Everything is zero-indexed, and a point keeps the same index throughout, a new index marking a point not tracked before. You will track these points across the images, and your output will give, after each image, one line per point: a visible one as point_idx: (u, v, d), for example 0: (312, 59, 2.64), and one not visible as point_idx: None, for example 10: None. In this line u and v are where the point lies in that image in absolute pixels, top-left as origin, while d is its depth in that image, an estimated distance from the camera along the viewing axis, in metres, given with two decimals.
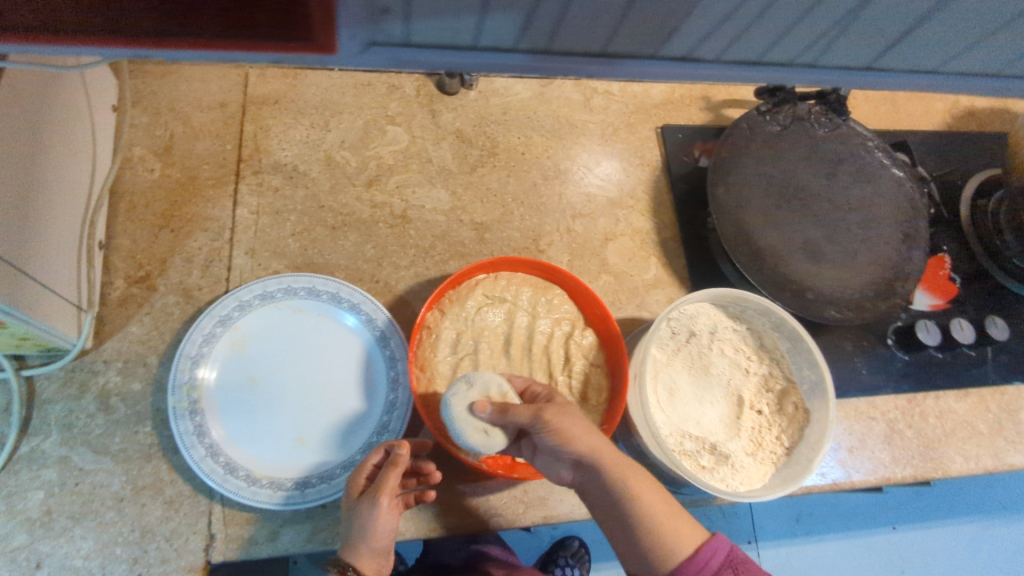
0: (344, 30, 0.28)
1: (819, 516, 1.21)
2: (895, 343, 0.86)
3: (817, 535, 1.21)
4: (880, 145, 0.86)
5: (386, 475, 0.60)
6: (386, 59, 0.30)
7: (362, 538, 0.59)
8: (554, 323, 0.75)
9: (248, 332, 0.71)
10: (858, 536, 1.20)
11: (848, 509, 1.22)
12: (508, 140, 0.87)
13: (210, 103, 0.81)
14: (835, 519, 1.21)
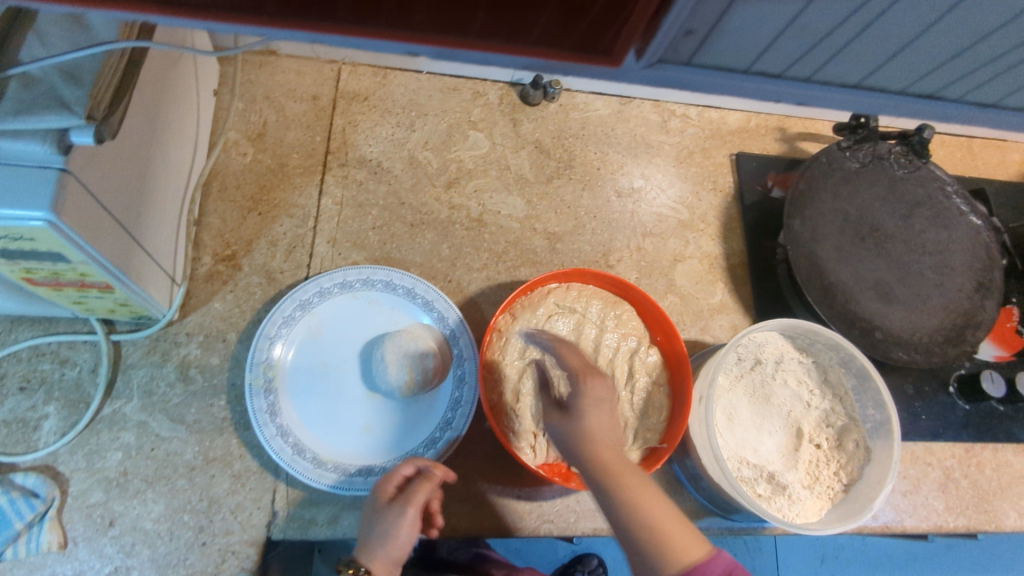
0: (638, 49, 0.32)
1: None
2: (956, 391, 0.85)
3: None
4: (958, 192, 0.85)
5: (420, 488, 0.60)
6: (663, 79, 0.34)
7: (379, 546, 0.58)
8: (621, 338, 0.75)
9: (324, 318, 0.73)
10: None
11: None
12: (584, 155, 0.89)
13: (303, 95, 0.84)
14: None
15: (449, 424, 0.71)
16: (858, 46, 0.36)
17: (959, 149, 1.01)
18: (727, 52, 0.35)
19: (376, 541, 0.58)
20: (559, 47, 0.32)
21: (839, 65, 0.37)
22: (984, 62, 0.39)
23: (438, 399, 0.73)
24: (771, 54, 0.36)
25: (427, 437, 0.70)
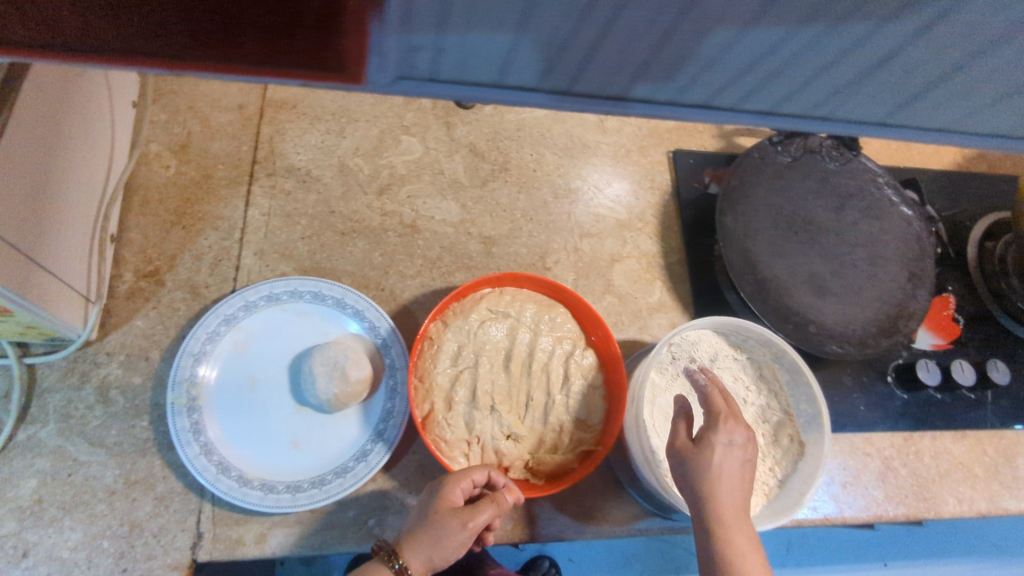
0: (375, 62, 0.24)
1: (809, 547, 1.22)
2: (894, 381, 0.87)
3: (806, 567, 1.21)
4: (888, 182, 0.87)
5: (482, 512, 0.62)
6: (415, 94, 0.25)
7: (421, 550, 0.60)
8: (555, 341, 0.75)
9: (252, 332, 0.72)
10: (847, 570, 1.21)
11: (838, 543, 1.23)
12: (520, 157, 0.88)
13: (228, 105, 0.82)
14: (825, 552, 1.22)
15: (381, 435, 0.70)
16: (602, 56, 0.24)
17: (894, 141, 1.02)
18: (475, 62, 0.24)
19: (421, 544, 0.60)
20: (292, 65, 0.24)
21: (634, 73, 0.25)
22: (989, 76, 0.25)
23: (371, 410, 0.72)
24: (527, 62, 0.24)
25: (359, 449, 0.69)
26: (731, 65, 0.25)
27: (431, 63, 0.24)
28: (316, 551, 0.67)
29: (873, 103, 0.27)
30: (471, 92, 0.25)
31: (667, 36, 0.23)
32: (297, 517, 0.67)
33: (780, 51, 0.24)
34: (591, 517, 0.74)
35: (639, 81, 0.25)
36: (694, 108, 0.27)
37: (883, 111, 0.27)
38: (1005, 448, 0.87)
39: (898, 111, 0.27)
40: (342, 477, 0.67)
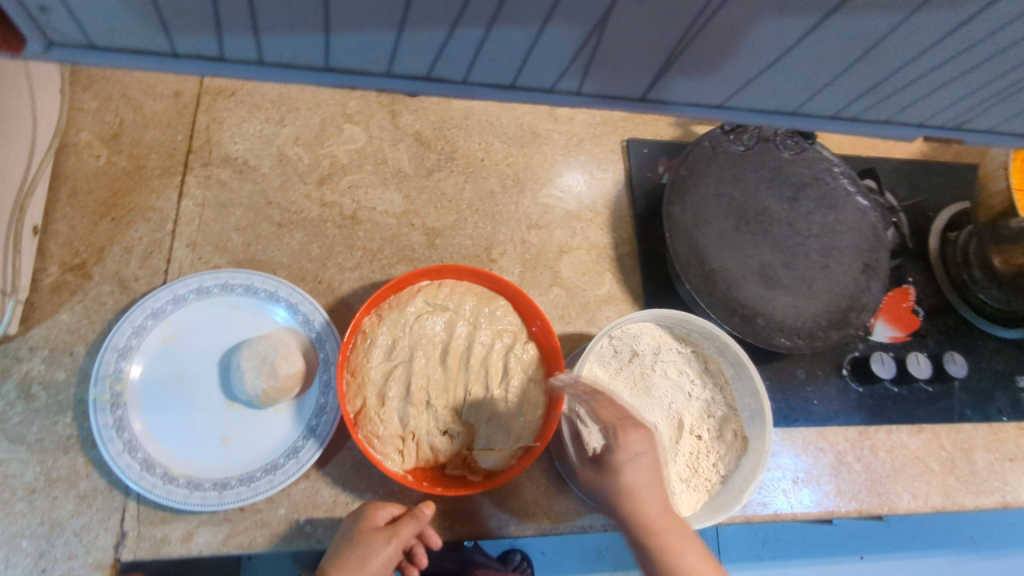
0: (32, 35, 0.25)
1: (785, 540, 1.21)
2: (849, 373, 0.85)
3: (782, 560, 1.20)
4: (844, 171, 0.84)
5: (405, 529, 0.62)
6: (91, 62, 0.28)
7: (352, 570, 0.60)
8: (494, 335, 0.73)
9: (182, 326, 0.70)
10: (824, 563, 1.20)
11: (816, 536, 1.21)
12: (467, 146, 0.86)
13: (163, 92, 0.79)
14: (800, 545, 1.20)
15: (313, 431, 0.68)
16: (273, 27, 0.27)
17: None
18: (133, 33, 0.26)
19: (349, 564, 0.60)
20: None
21: (290, 43, 0.28)
22: (911, 77, 0.32)
23: (304, 405, 0.70)
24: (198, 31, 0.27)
25: (289, 445, 0.68)
26: (382, 51, 0.28)
27: (83, 33, 0.26)
28: (243, 550, 0.65)
29: (497, 63, 0.30)
30: (98, 58, 0.27)
31: (319, 27, 0.27)
32: (224, 515, 0.66)
33: (402, 45, 0.28)
34: (530, 514, 0.72)
35: (275, 46, 0.28)
36: (373, 74, 0.30)
37: (552, 79, 0.31)
38: (962, 442, 0.85)
39: (653, 88, 0.32)
40: (271, 474, 0.65)
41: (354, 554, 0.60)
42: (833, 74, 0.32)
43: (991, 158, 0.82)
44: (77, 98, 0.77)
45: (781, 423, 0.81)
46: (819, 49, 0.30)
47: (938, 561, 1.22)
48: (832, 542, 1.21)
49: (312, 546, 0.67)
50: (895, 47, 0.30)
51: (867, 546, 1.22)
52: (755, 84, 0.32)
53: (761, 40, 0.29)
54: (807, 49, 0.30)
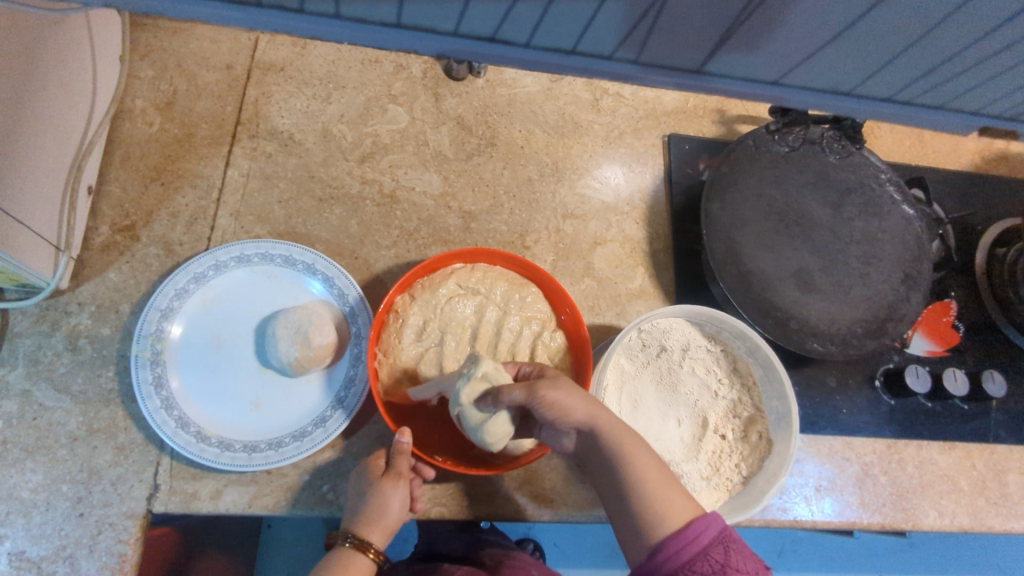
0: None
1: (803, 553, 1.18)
2: (881, 385, 0.83)
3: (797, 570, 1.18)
4: (892, 178, 0.83)
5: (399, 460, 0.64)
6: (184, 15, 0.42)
7: (377, 521, 0.63)
8: (523, 321, 0.73)
9: (221, 292, 0.72)
10: None
11: (836, 548, 1.19)
12: (508, 132, 0.86)
13: (217, 63, 0.82)
14: (819, 557, 1.18)
15: (341, 402, 0.69)
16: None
17: (909, 137, 0.96)
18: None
19: (372, 515, 0.63)
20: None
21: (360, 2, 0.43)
22: (959, 70, 0.52)
23: (334, 376, 0.72)
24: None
25: (318, 415, 0.69)
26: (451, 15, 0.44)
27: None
28: (268, 512, 0.67)
29: (562, 32, 0.47)
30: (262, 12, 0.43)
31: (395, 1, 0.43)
32: (252, 477, 0.68)
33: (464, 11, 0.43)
34: (548, 501, 0.73)
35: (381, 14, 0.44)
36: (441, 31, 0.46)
37: (611, 48, 0.48)
38: (995, 463, 0.83)
39: (707, 60, 0.49)
40: (299, 441, 0.67)
41: (369, 511, 0.63)
42: (878, 64, 0.50)
43: None
44: (135, 65, 0.79)
45: (808, 430, 0.80)
46: (846, 53, 0.48)
47: None
48: (851, 556, 1.19)
49: (334, 513, 0.68)
50: (937, 38, 0.47)
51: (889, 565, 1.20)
52: (808, 64, 0.50)
53: (790, 36, 0.47)
54: (830, 58, 0.49)
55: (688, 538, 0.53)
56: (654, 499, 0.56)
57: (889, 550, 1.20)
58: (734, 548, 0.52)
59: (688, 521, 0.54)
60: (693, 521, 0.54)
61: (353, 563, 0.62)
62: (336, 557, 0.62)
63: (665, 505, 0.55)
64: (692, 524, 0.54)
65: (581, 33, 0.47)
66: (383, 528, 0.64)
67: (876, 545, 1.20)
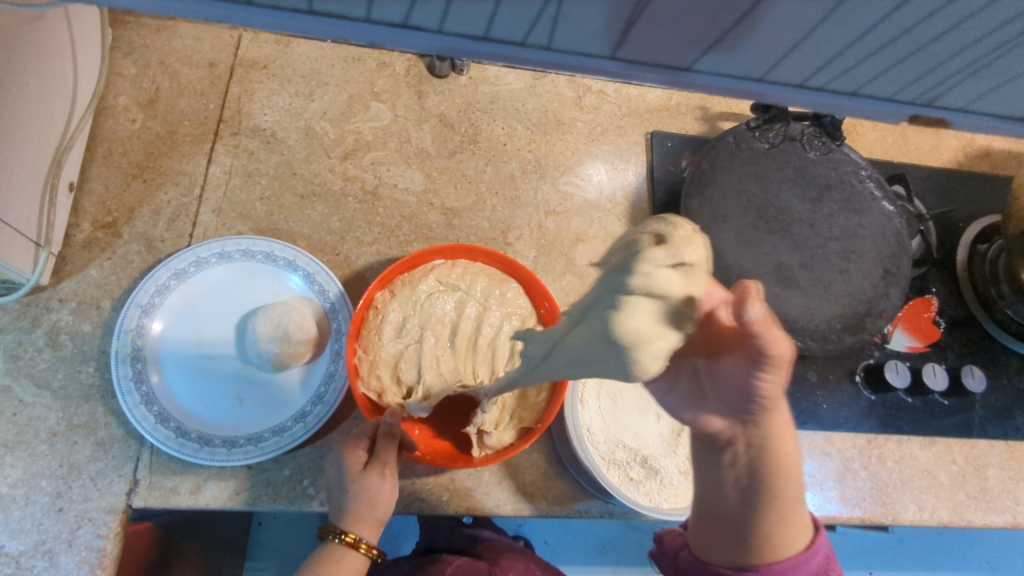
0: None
1: None
2: (863, 380, 0.84)
3: None
4: (872, 175, 0.83)
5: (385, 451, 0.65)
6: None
7: (365, 515, 0.64)
8: (503, 317, 0.74)
9: (202, 288, 0.72)
10: None
11: None
12: (491, 129, 0.86)
13: (199, 61, 0.82)
14: None
15: (321, 398, 0.70)
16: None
17: (892, 134, 0.97)
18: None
19: (361, 508, 0.64)
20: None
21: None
22: (900, 33, 0.40)
23: (315, 372, 0.72)
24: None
25: (299, 410, 0.70)
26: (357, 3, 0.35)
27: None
28: (248, 506, 0.68)
29: (468, 20, 0.37)
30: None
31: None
32: (232, 472, 0.68)
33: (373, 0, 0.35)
34: (529, 495, 0.73)
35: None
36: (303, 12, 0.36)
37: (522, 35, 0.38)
38: (975, 458, 0.84)
39: (619, 48, 0.40)
40: (279, 436, 0.67)
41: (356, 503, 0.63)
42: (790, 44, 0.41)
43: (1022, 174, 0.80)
44: (117, 63, 0.80)
45: None
46: (775, 19, 0.39)
47: None
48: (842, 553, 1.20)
49: (314, 508, 0.69)
50: (844, 15, 0.39)
51: (879, 562, 1.20)
52: (717, 49, 0.40)
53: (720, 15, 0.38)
54: (772, 11, 0.38)
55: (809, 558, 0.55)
56: (786, 511, 0.56)
57: (879, 547, 1.21)
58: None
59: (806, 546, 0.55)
60: (810, 542, 0.56)
61: (343, 557, 0.62)
62: (326, 551, 0.62)
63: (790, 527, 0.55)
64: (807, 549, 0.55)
65: (500, 19, 0.37)
66: (373, 521, 0.64)
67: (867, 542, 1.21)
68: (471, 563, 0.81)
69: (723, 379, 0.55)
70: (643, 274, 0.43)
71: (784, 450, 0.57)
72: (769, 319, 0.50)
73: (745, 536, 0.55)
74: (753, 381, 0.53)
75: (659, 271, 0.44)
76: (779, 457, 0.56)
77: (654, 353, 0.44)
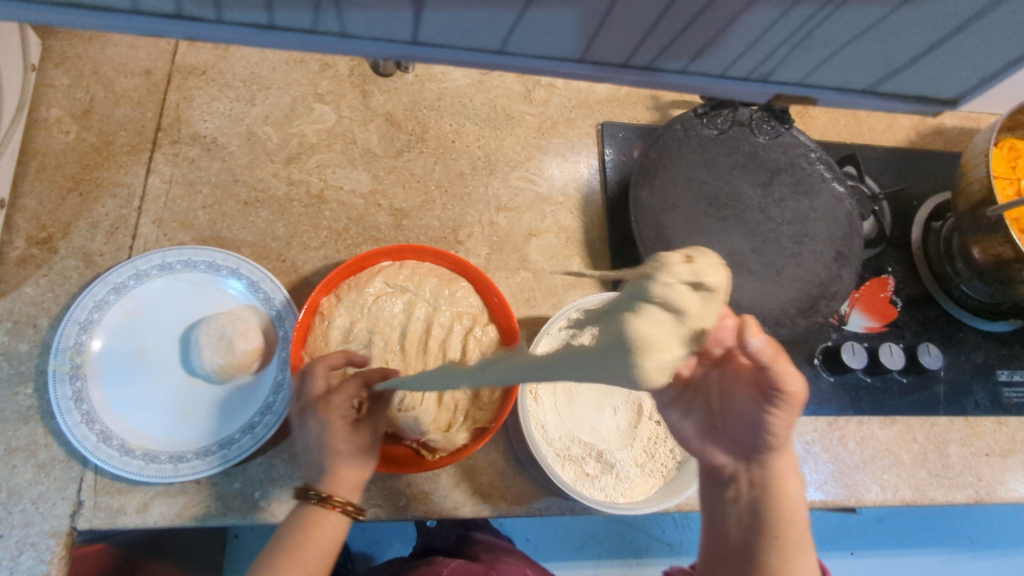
0: None
1: None
2: (820, 363, 0.84)
3: None
4: (822, 157, 0.83)
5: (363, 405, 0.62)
6: None
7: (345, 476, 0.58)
8: (454, 317, 0.73)
9: (144, 301, 0.71)
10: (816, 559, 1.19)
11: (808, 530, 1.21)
12: (439, 127, 0.85)
13: (134, 69, 0.80)
14: None
15: (269, 408, 0.69)
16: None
17: (844, 115, 0.97)
18: None
19: (346, 469, 0.59)
20: None
21: None
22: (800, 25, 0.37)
23: (264, 381, 0.71)
24: None
25: (247, 421, 0.68)
26: None
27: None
28: (198, 522, 0.66)
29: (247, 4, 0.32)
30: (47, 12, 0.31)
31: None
32: (180, 488, 0.67)
33: None
34: (486, 496, 0.72)
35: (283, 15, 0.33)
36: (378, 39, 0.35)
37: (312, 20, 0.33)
38: (936, 435, 0.84)
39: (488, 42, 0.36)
40: (227, 448, 0.66)
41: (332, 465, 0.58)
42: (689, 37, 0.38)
43: (970, 150, 0.81)
44: (48, 74, 0.78)
45: None
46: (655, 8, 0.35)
47: (929, 559, 1.22)
48: (824, 536, 1.20)
49: (266, 520, 0.67)
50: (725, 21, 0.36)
51: (859, 542, 1.21)
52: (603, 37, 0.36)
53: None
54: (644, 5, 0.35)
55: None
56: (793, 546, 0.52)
57: (859, 529, 1.22)
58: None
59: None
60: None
61: (324, 520, 0.57)
62: (307, 515, 0.57)
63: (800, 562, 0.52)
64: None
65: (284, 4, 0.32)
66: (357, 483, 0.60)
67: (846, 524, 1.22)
68: (465, 565, 0.85)
69: (732, 416, 0.56)
70: (663, 287, 0.34)
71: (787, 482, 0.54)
72: (775, 353, 0.51)
73: (750, 574, 0.52)
74: (764, 417, 0.53)
75: (687, 283, 0.35)
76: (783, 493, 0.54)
77: (660, 365, 0.34)
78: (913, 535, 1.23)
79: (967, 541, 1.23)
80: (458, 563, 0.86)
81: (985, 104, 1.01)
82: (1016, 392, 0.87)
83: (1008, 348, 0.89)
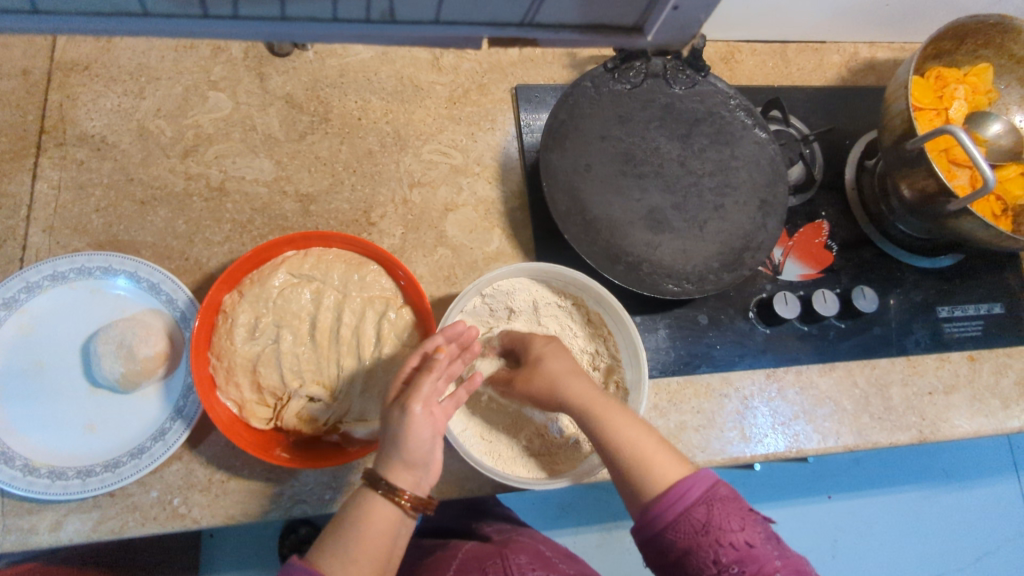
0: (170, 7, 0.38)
1: (751, 486, 1.20)
2: (756, 316, 0.83)
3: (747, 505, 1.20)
4: (741, 103, 0.80)
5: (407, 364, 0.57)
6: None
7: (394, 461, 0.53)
8: (365, 302, 0.70)
9: (40, 314, 0.68)
10: (790, 505, 1.20)
11: (781, 479, 1.21)
12: (343, 105, 0.81)
13: (11, 70, 0.75)
14: (763, 489, 1.20)
15: (179, 411, 0.67)
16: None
17: (771, 57, 0.93)
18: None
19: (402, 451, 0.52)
20: None
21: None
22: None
23: (173, 385, 0.69)
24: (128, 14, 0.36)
25: (157, 427, 0.66)
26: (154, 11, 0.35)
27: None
28: (115, 535, 0.64)
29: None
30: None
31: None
32: (94, 502, 0.65)
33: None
34: None
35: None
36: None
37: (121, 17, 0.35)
38: (877, 377, 0.82)
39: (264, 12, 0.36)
40: (137, 458, 0.64)
41: None
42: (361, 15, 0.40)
43: (893, 81, 0.77)
44: None
45: (680, 370, 0.78)
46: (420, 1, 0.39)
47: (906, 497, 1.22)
48: (798, 484, 1.21)
49: (188, 526, 0.66)
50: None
51: (836, 485, 1.22)
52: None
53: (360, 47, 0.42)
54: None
55: (674, 497, 0.51)
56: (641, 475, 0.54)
57: (834, 474, 1.22)
58: (718, 507, 0.51)
59: (674, 482, 0.53)
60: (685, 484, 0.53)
61: (369, 516, 0.52)
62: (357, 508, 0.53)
63: (658, 467, 0.54)
64: (677, 486, 0.52)
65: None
66: None
67: (821, 470, 1.22)
68: (480, 547, 0.78)
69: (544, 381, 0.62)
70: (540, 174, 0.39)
71: (623, 431, 0.56)
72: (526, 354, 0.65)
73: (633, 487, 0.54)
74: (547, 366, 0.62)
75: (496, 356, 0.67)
76: (636, 446, 0.55)
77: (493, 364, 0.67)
78: (891, 476, 1.23)
79: (945, 476, 1.24)
80: (475, 545, 0.79)
81: (918, 31, 0.97)
82: (957, 327, 0.86)
83: (947, 284, 0.88)
